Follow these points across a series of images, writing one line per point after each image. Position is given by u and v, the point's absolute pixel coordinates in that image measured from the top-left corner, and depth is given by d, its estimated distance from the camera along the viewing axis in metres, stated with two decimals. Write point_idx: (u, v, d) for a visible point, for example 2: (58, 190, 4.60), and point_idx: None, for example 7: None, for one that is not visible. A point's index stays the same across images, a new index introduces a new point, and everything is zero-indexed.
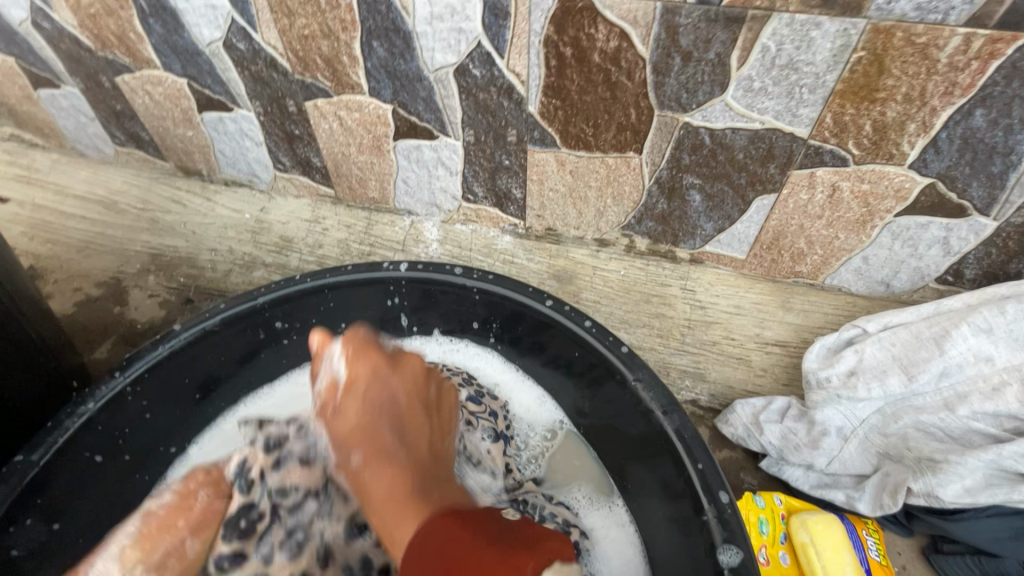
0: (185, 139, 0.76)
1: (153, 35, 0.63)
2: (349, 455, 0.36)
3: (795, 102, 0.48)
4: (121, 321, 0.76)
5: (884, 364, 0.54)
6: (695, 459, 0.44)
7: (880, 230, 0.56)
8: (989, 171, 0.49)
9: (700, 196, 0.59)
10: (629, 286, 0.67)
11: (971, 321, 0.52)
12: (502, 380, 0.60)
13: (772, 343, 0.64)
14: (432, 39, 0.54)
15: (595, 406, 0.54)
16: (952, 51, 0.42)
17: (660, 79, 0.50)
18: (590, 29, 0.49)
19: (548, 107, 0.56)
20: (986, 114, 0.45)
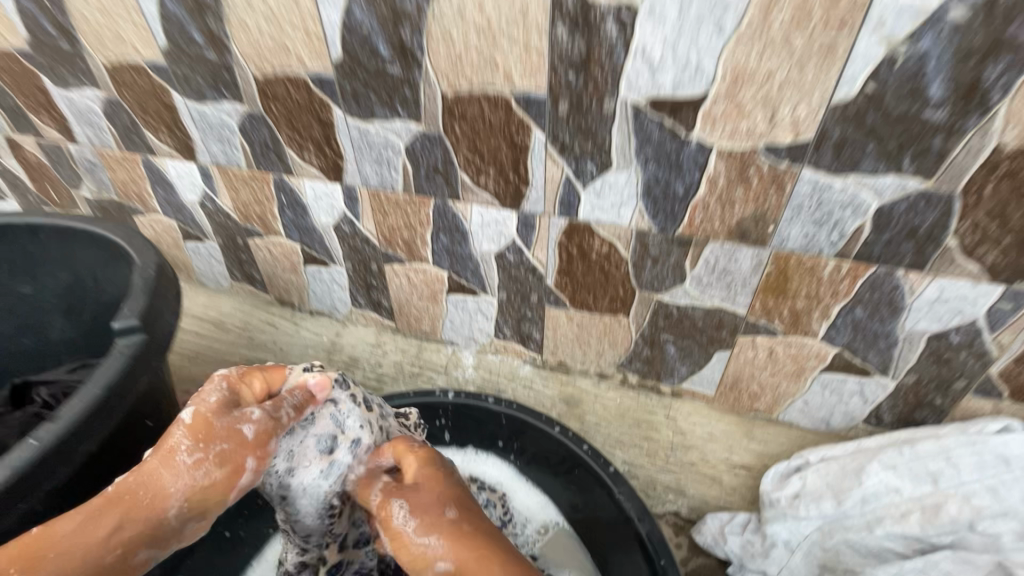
0: (288, 281, 1.01)
1: (285, 217, 0.90)
2: (447, 509, 0.53)
3: (732, 292, 0.70)
4: None
5: (821, 490, 0.69)
6: (661, 556, 0.62)
7: (810, 380, 0.74)
8: (876, 345, 0.68)
9: (674, 348, 0.79)
10: (623, 412, 0.85)
11: (881, 458, 0.67)
12: (504, 480, 0.82)
13: (740, 466, 0.79)
14: (482, 235, 0.78)
15: (587, 504, 0.74)
16: (830, 272, 0.64)
17: (639, 272, 0.73)
18: (589, 239, 0.72)
19: (560, 281, 0.78)
20: (863, 309, 0.65)
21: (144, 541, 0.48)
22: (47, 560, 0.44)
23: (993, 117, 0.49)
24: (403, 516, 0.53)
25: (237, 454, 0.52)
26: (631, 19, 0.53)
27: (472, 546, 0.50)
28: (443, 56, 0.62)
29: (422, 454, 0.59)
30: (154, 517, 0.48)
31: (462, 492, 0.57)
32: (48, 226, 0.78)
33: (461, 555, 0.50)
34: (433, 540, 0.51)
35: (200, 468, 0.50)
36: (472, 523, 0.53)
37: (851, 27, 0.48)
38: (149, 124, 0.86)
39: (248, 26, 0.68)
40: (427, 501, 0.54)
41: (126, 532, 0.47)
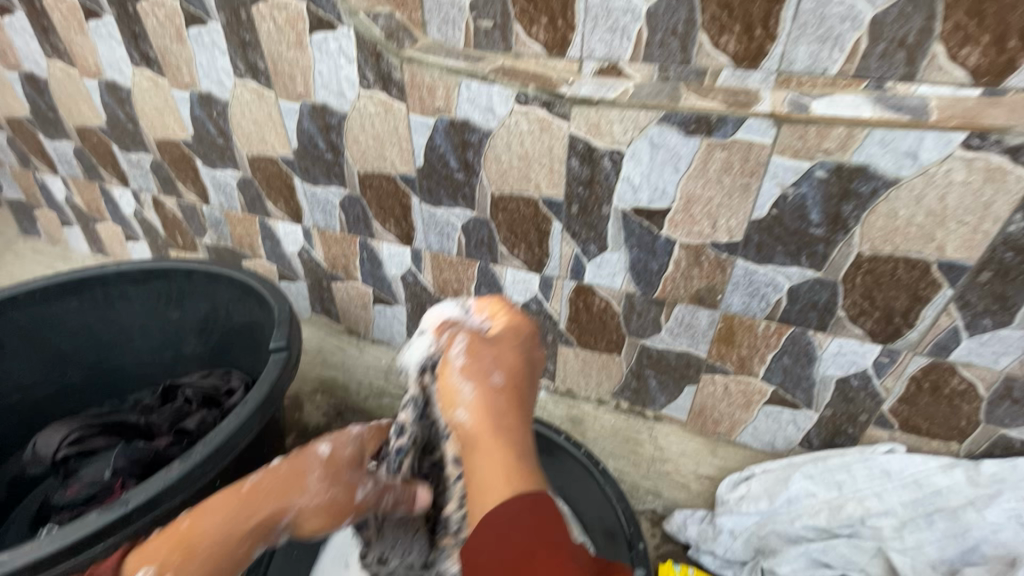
0: (358, 314, 1.30)
1: (364, 268, 1.19)
2: (494, 374, 0.62)
3: (696, 341, 0.95)
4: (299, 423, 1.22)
5: (760, 493, 0.92)
6: (628, 525, 0.84)
7: (757, 410, 0.98)
8: (801, 385, 0.92)
9: (655, 381, 1.04)
10: (616, 430, 1.10)
11: (803, 470, 0.91)
12: None
13: (705, 476, 1.02)
14: (512, 290, 1.05)
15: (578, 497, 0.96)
16: (763, 330, 0.89)
17: (628, 322, 0.98)
18: (592, 297, 0.98)
19: (570, 326, 1.05)
20: (788, 358, 0.90)
21: (257, 539, 0.62)
22: (199, 547, 0.59)
23: (854, 234, 0.74)
24: (460, 352, 0.64)
25: (336, 502, 0.65)
26: (619, 159, 0.80)
27: (495, 409, 0.60)
28: (493, 170, 0.90)
29: (520, 320, 0.69)
30: (268, 528, 0.63)
31: (517, 364, 0.64)
32: (199, 271, 1.05)
33: (483, 411, 0.60)
34: (471, 390, 0.61)
35: (315, 509, 0.64)
36: (503, 397, 0.61)
37: (758, 176, 0.74)
38: (271, 196, 1.17)
39: (359, 140, 0.98)
40: (483, 362, 0.63)
41: (257, 531, 0.62)
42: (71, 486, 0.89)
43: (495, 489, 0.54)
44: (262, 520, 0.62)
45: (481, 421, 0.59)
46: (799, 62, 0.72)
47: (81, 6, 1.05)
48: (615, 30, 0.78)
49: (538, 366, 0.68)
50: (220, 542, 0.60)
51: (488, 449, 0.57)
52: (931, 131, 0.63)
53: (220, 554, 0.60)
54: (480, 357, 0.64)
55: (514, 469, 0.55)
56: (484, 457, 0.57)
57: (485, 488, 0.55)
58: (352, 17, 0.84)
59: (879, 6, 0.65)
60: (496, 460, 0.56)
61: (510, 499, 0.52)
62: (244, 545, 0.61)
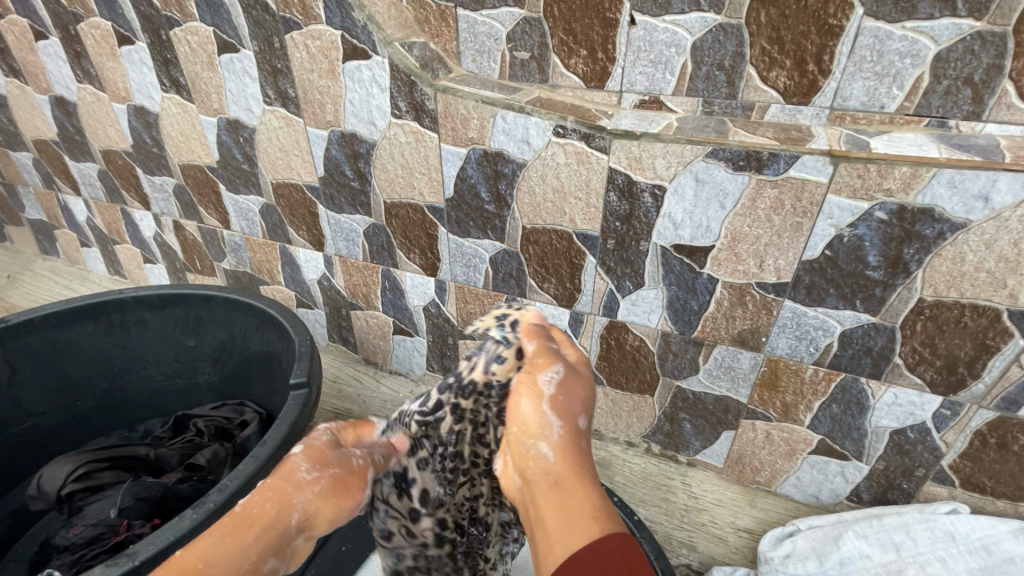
0: (377, 344, 1.26)
1: (385, 297, 1.16)
2: (578, 419, 0.59)
3: (738, 384, 0.89)
4: None
5: (807, 552, 0.85)
6: None
7: (801, 460, 0.92)
8: (851, 435, 0.86)
9: (690, 425, 0.99)
10: (647, 475, 1.04)
11: (855, 528, 0.84)
12: None
13: (743, 530, 0.95)
14: None
15: None
16: (810, 375, 0.83)
17: (662, 362, 0.93)
18: (625, 333, 0.94)
19: (600, 364, 1.00)
20: (837, 406, 0.84)
21: (269, 552, 0.54)
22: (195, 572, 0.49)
23: (915, 278, 0.69)
24: (551, 382, 0.59)
25: (338, 481, 0.58)
26: (661, 194, 0.77)
27: (578, 456, 0.56)
28: (526, 202, 0.87)
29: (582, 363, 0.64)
30: (274, 536, 0.54)
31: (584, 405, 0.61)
32: (218, 298, 1.03)
33: (567, 451, 0.56)
34: (558, 427, 0.57)
35: (321, 493, 0.56)
36: (583, 441, 0.58)
37: (811, 215, 0.70)
38: (293, 223, 1.15)
39: (387, 170, 0.96)
40: (571, 402, 0.59)
41: (264, 539, 0.53)
42: (76, 525, 0.83)
43: (578, 525, 0.50)
44: (264, 533, 0.53)
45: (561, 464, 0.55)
46: (854, 98, 0.69)
47: (115, 32, 1.05)
48: (658, 63, 0.75)
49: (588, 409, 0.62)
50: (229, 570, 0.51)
51: (573, 496, 0.52)
52: (1005, 173, 0.59)
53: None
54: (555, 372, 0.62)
55: (601, 511, 0.51)
56: (553, 501, 0.52)
57: (567, 531, 0.49)
58: (386, 47, 0.82)
59: (943, 42, 0.62)
60: (585, 507, 0.51)
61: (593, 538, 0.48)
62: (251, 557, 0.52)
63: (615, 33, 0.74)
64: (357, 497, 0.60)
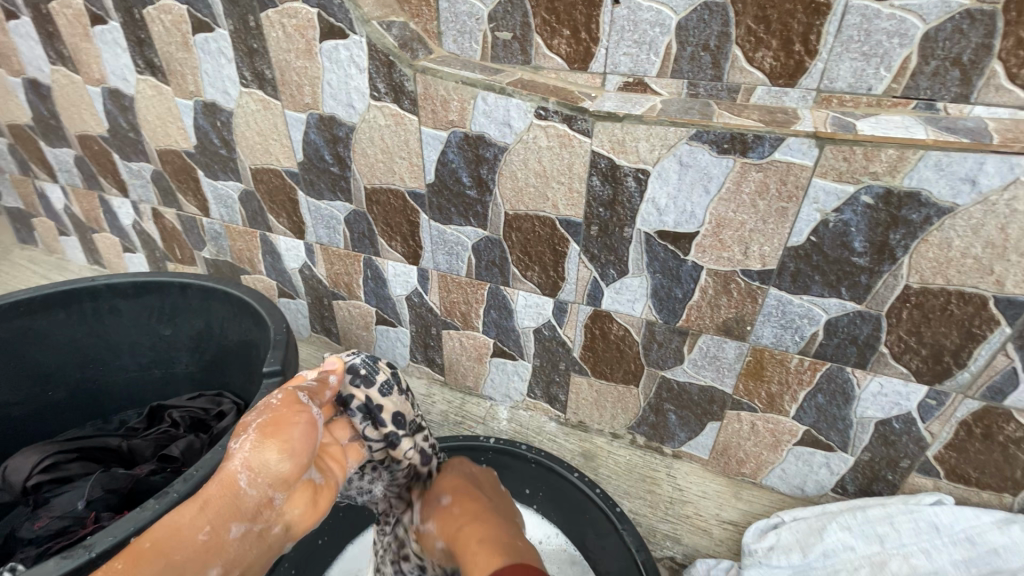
0: (360, 335, 1.23)
1: (368, 287, 1.13)
2: (442, 498, 0.70)
3: (723, 374, 0.88)
4: None
5: (791, 544, 0.84)
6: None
7: (786, 451, 0.91)
8: (837, 426, 0.85)
9: (675, 416, 0.97)
10: (632, 467, 1.02)
11: (839, 520, 0.83)
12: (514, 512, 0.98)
13: (728, 522, 0.94)
14: (524, 314, 0.99)
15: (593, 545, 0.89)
16: (795, 364, 0.82)
17: (647, 352, 0.92)
18: (609, 322, 0.92)
19: (585, 354, 0.98)
20: (822, 397, 0.83)
21: (231, 517, 0.50)
22: (148, 551, 0.47)
23: (902, 265, 0.68)
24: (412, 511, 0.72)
25: (271, 419, 0.54)
26: (644, 178, 0.75)
27: (456, 515, 0.67)
28: (509, 187, 0.85)
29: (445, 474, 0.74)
30: (225, 494, 0.50)
31: (455, 480, 0.73)
32: (193, 286, 1.00)
33: (445, 524, 0.67)
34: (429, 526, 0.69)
35: (252, 444, 0.52)
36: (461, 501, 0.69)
37: (797, 200, 0.68)
38: (273, 210, 1.12)
39: (367, 154, 0.93)
40: (432, 497, 0.71)
41: (213, 504, 0.50)
42: (40, 517, 0.80)
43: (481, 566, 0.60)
44: (217, 501, 0.50)
45: (449, 536, 0.66)
46: (841, 80, 0.67)
47: (87, 11, 1.02)
48: (642, 44, 0.73)
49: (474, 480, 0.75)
50: (186, 539, 0.48)
51: (464, 545, 0.63)
52: (993, 155, 0.58)
53: (179, 553, 0.47)
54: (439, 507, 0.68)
55: (495, 545, 0.62)
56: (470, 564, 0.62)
57: (470, 561, 0.61)
58: (364, 26, 0.80)
59: (932, 22, 0.61)
60: (472, 545, 0.63)
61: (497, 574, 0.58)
62: (206, 529, 0.49)
63: (598, 12, 0.72)
64: (297, 422, 0.55)
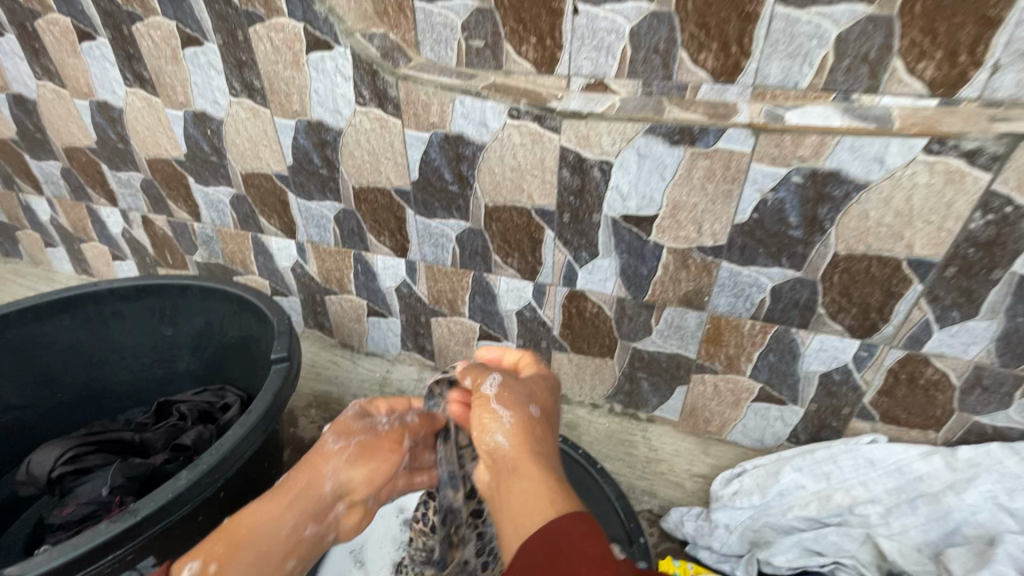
0: (353, 327, 1.31)
1: (358, 281, 1.21)
2: (530, 406, 0.61)
3: (687, 342, 0.98)
4: (294, 438, 1.17)
5: (753, 488, 0.95)
6: (631, 523, 0.86)
7: (746, 407, 1.02)
8: (787, 381, 0.96)
9: (647, 384, 1.07)
10: (611, 433, 1.12)
11: (793, 464, 0.95)
12: None
13: (698, 475, 1.05)
14: (507, 297, 1.08)
15: None
16: (748, 328, 0.93)
17: (619, 326, 1.02)
18: (584, 301, 1.01)
19: (563, 331, 1.07)
20: (773, 356, 0.94)
21: (308, 519, 0.63)
22: (243, 535, 0.60)
23: (829, 235, 0.79)
24: (494, 386, 0.63)
25: (365, 447, 0.68)
26: (608, 169, 0.84)
27: (533, 437, 0.58)
28: (487, 182, 0.94)
29: (543, 375, 0.69)
30: (309, 501, 0.64)
31: (548, 405, 0.63)
32: (193, 286, 1.06)
33: (524, 433, 0.57)
34: (509, 415, 0.59)
35: (349, 459, 0.66)
36: (543, 427, 0.60)
37: (739, 182, 0.79)
38: (264, 212, 1.18)
39: (354, 156, 1.01)
40: (517, 395, 0.62)
41: (298, 506, 0.63)
42: (67, 505, 0.86)
43: (540, 504, 0.49)
44: (301, 499, 0.64)
45: (522, 447, 0.56)
46: (773, 77, 0.77)
47: (74, 28, 1.06)
48: (601, 49, 0.82)
49: (548, 406, 0.63)
50: (267, 529, 0.61)
51: (528, 472, 0.53)
52: (895, 137, 0.69)
53: (267, 540, 0.61)
54: (517, 393, 0.63)
55: (558, 493, 0.50)
56: (518, 486, 0.52)
57: (531, 499, 0.50)
58: (348, 38, 0.87)
59: (842, 25, 0.71)
60: (538, 482, 0.52)
61: (555, 518, 0.47)
62: (288, 524, 0.62)
63: (560, 22, 0.81)
64: (387, 459, 0.69)
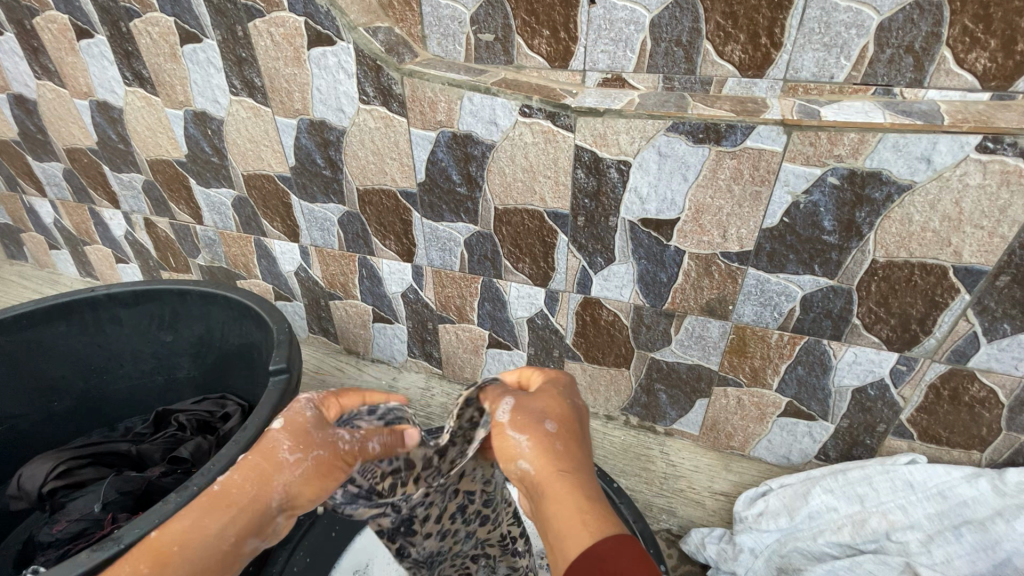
0: (358, 333, 1.26)
1: (364, 286, 1.16)
2: (546, 422, 0.53)
3: (709, 352, 0.93)
4: None
5: (779, 509, 0.89)
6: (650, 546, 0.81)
7: (771, 422, 0.96)
8: (817, 396, 0.90)
9: (665, 396, 1.02)
10: (627, 447, 1.06)
11: (822, 484, 0.89)
12: None
13: (720, 493, 0.99)
14: (518, 304, 1.02)
15: None
16: (776, 339, 0.87)
17: (636, 335, 0.96)
18: (599, 309, 0.96)
19: (577, 340, 1.02)
20: (802, 369, 0.88)
21: (252, 533, 0.51)
22: (173, 553, 0.48)
23: (868, 241, 0.73)
24: (506, 411, 0.54)
25: (325, 464, 0.54)
26: (626, 169, 0.79)
27: (558, 459, 0.50)
28: (497, 183, 0.89)
29: (557, 372, 0.61)
30: (257, 514, 0.51)
31: (568, 410, 0.54)
32: (192, 292, 1.02)
33: (546, 456, 0.50)
34: (523, 443, 0.51)
35: (302, 476, 0.53)
36: (564, 440, 0.52)
37: (769, 183, 0.73)
38: (267, 215, 1.14)
39: (358, 156, 0.96)
40: (531, 410, 0.53)
41: (247, 520, 0.51)
42: (59, 521, 0.83)
43: (576, 533, 0.45)
44: (247, 513, 0.51)
45: (543, 474, 0.50)
46: (806, 70, 0.71)
47: (72, 25, 1.03)
48: (618, 41, 0.77)
49: (579, 412, 0.56)
50: (202, 545, 0.49)
51: (559, 499, 0.48)
52: (945, 135, 0.62)
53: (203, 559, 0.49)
54: (534, 406, 0.54)
55: (594, 515, 0.46)
56: (557, 524, 0.47)
57: (569, 535, 0.45)
58: (351, 32, 0.83)
59: (885, 13, 0.65)
60: (571, 509, 0.47)
61: (603, 544, 0.44)
62: (229, 540, 0.50)
63: (575, 13, 0.76)
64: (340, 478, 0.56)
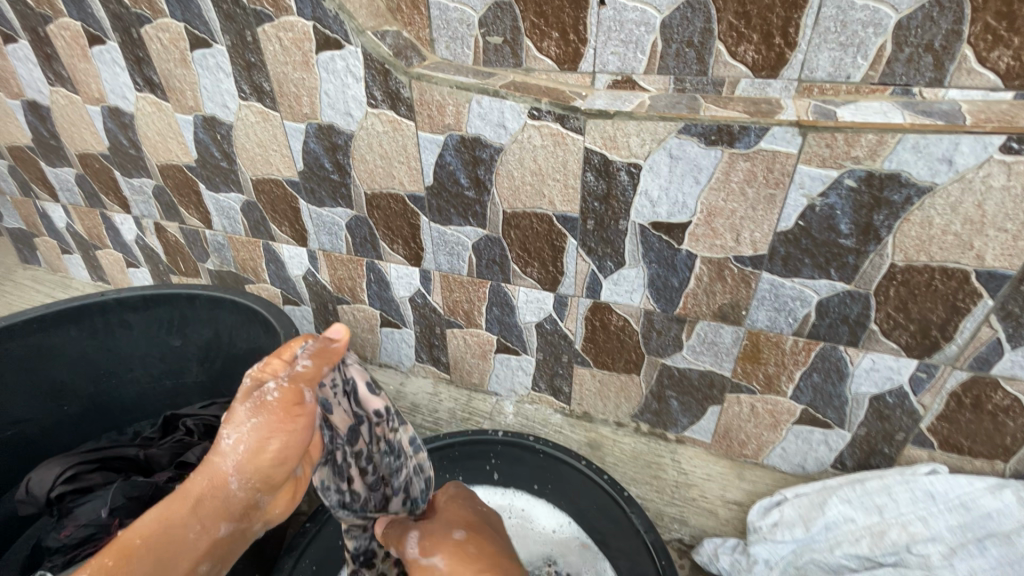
0: (365, 337, 1.26)
1: (372, 291, 1.16)
2: (454, 532, 0.71)
3: (721, 358, 0.91)
4: None
5: (794, 520, 0.86)
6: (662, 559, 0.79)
7: (786, 430, 0.94)
8: (833, 403, 0.88)
9: (677, 403, 1.00)
10: (637, 455, 1.05)
11: (839, 494, 0.86)
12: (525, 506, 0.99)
13: (733, 502, 0.97)
14: (526, 308, 1.01)
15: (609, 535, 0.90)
16: (791, 345, 0.85)
17: (646, 341, 0.95)
18: (609, 314, 0.95)
19: (586, 346, 1.01)
20: (817, 376, 0.86)
21: (218, 518, 0.59)
22: (137, 547, 0.55)
23: (886, 244, 0.71)
24: (416, 543, 0.70)
25: (274, 417, 0.58)
26: (637, 172, 0.78)
27: (470, 557, 0.67)
28: (505, 186, 0.88)
29: (451, 489, 0.80)
30: (219, 500, 0.59)
31: (466, 517, 0.74)
32: (201, 296, 1.02)
33: (458, 563, 0.66)
34: (436, 559, 0.67)
35: (249, 441, 0.58)
36: (472, 542, 0.69)
37: (783, 186, 0.71)
38: (275, 219, 1.14)
39: (366, 160, 0.96)
40: (441, 527, 0.72)
41: (203, 509, 0.58)
42: (65, 527, 0.83)
43: None
44: (207, 501, 0.58)
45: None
46: (822, 70, 0.70)
47: (84, 32, 1.04)
48: (629, 43, 0.76)
49: (478, 515, 0.75)
50: (166, 535, 0.56)
51: None
52: (967, 136, 0.61)
53: (175, 550, 0.56)
54: (445, 526, 0.72)
55: None
56: None
57: None
58: (359, 36, 0.82)
59: (904, 11, 0.64)
60: None
61: None
62: (197, 528, 0.58)
63: (585, 14, 0.75)
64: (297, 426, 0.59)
